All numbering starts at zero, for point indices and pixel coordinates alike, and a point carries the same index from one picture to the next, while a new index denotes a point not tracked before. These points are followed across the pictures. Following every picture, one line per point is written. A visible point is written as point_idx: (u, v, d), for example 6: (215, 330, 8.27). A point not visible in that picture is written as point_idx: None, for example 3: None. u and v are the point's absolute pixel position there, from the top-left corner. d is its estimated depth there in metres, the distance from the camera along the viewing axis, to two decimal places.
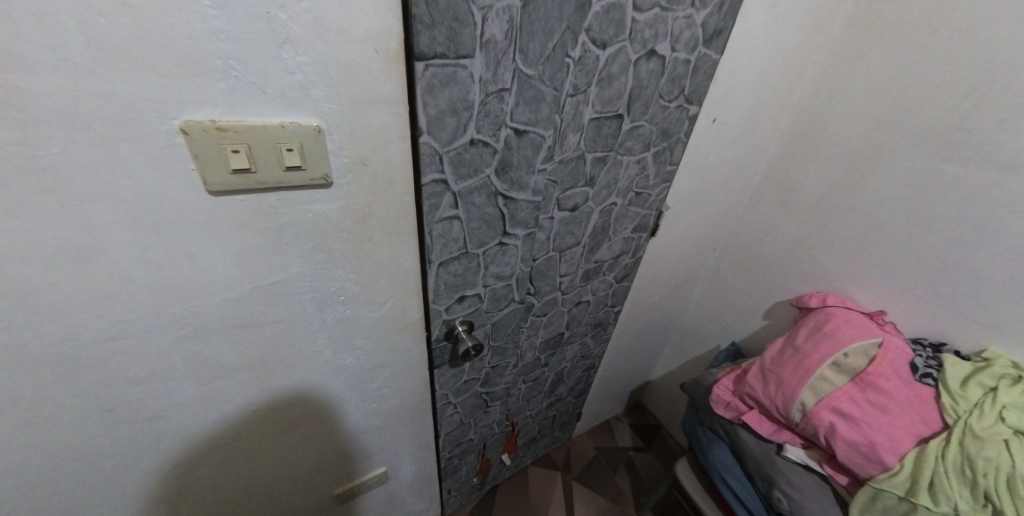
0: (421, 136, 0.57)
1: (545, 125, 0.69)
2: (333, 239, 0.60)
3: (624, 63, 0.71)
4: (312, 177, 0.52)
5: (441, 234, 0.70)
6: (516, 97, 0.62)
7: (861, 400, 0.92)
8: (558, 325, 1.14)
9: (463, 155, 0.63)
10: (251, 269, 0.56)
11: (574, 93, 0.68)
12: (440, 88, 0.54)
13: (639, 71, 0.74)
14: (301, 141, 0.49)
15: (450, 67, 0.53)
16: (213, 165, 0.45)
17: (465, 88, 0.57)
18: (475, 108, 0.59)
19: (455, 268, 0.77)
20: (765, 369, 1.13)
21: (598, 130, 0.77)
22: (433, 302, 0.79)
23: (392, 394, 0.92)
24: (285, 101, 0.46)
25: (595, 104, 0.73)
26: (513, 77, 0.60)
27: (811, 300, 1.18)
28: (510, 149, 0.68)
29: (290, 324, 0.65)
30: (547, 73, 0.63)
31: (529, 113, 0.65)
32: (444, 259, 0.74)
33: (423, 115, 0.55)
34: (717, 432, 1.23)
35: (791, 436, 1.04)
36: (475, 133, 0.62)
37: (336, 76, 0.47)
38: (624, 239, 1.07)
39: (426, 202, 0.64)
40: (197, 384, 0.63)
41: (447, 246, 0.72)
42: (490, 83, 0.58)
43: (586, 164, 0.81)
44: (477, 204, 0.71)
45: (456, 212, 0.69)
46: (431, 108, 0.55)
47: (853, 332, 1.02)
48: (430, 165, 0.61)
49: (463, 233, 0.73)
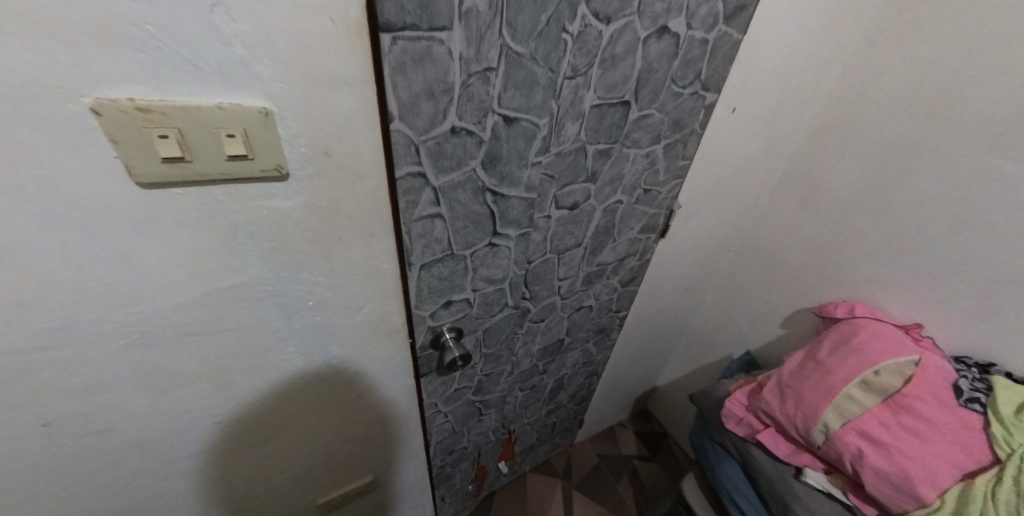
0: (393, 121, 0.50)
1: (539, 113, 0.61)
2: (296, 239, 0.54)
3: (631, 42, 0.62)
4: (262, 168, 0.45)
5: (422, 234, 0.63)
6: (504, 80, 0.54)
7: (892, 425, 0.83)
8: (557, 331, 1.06)
9: (442, 146, 0.56)
10: (201, 271, 0.50)
11: (573, 75, 0.60)
12: (412, 67, 0.47)
13: (649, 51, 0.65)
14: (246, 126, 0.42)
15: (423, 40, 0.46)
16: (139, 152, 0.39)
17: (443, 66, 0.49)
18: (455, 91, 0.52)
19: (439, 271, 0.70)
20: (783, 384, 1.04)
21: (600, 119, 0.69)
22: (416, 307, 0.73)
23: (376, 404, 0.86)
24: (223, 78, 0.39)
25: (597, 89, 0.64)
26: (500, 55, 0.52)
27: (837, 310, 1.08)
28: (499, 139, 0.60)
29: (253, 330, 0.59)
30: (541, 51, 0.55)
31: (520, 98, 0.58)
32: (425, 261, 0.67)
33: (393, 99, 0.48)
34: (727, 448, 1.14)
35: (811, 459, 0.95)
36: (457, 119, 0.54)
37: (284, 50, 0.40)
38: (630, 241, 0.98)
39: (401, 198, 0.57)
40: (153, 394, 0.57)
41: (428, 247, 0.65)
42: (472, 62, 0.51)
43: (587, 157, 0.73)
44: (462, 201, 0.63)
45: (438, 210, 0.62)
46: (402, 91, 0.48)
47: (886, 348, 0.92)
48: (404, 156, 0.53)
49: (447, 233, 0.66)
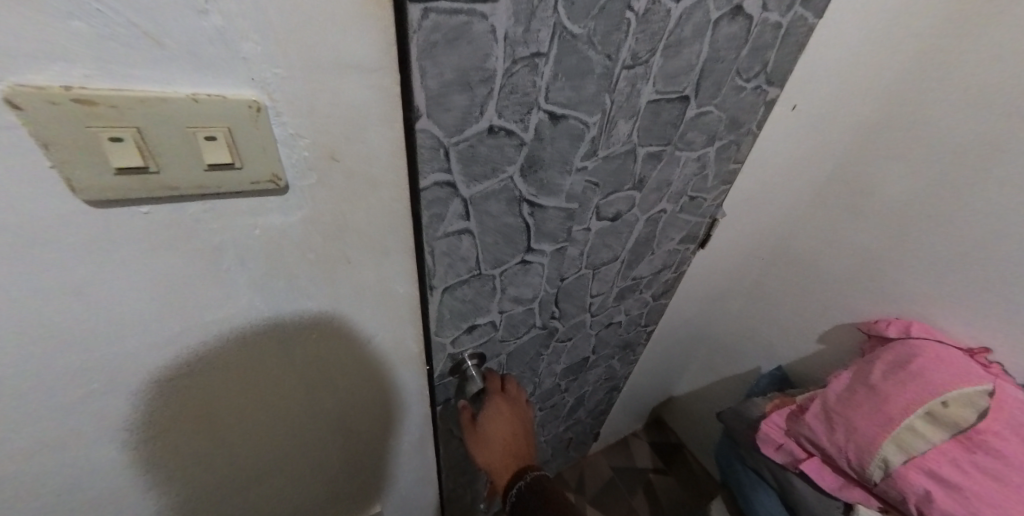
0: (418, 120, 0.40)
1: (590, 109, 0.50)
2: (295, 262, 0.44)
3: (701, 23, 0.51)
4: (252, 177, 0.35)
5: (447, 253, 0.53)
6: (555, 68, 0.44)
7: (967, 465, 0.73)
8: (583, 349, 0.97)
9: (476, 149, 0.45)
10: (177, 303, 0.40)
11: (633, 63, 0.49)
12: (445, 49, 0.36)
13: (718, 35, 0.54)
14: (230, 124, 0.32)
15: (462, 14, 0.35)
16: (82, 162, 0.28)
17: (483, 49, 0.38)
18: (496, 81, 0.42)
19: (463, 293, 0.60)
20: (829, 409, 0.93)
21: (655, 116, 0.58)
22: (436, 333, 0.63)
23: (387, 434, 0.77)
24: (198, 58, 0.29)
25: (656, 81, 0.54)
26: (553, 37, 0.41)
27: (889, 328, 0.96)
28: (542, 141, 0.50)
29: (245, 366, 0.50)
30: (600, 31, 0.44)
31: (570, 91, 0.47)
32: (449, 283, 0.57)
33: (421, 91, 0.38)
34: (762, 474, 1.07)
35: (864, 495, 0.86)
36: (495, 116, 0.44)
37: (281, 22, 0.30)
38: (668, 252, 0.88)
39: (425, 212, 0.47)
40: (125, 446, 0.47)
41: (453, 267, 0.56)
42: (518, 45, 0.40)
43: (636, 161, 0.62)
44: (494, 214, 0.53)
45: (466, 225, 0.52)
46: (432, 80, 0.38)
47: (952, 375, 0.82)
48: (430, 162, 0.43)
49: (475, 250, 0.56)
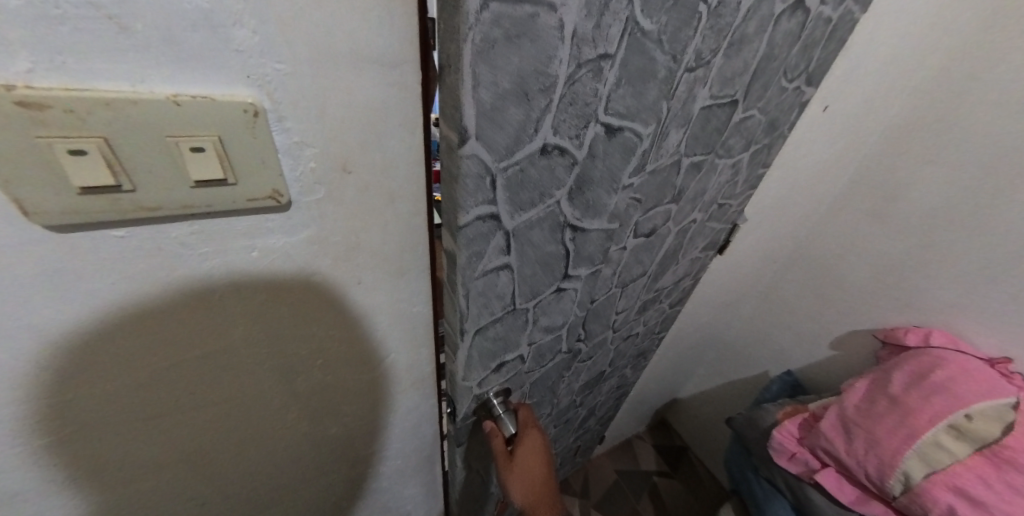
0: (466, 143, 0.30)
1: (646, 119, 0.44)
2: (302, 285, 0.38)
3: (763, 19, 0.46)
4: (250, 195, 0.29)
5: (483, 294, 0.44)
6: (617, 72, 0.37)
7: (996, 483, 0.70)
8: (601, 363, 0.93)
9: (526, 172, 0.37)
10: (161, 341, 0.34)
11: (695, 64, 0.44)
12: (507, 46, 0.27)
13: (776, 33, 0.50)
14: (222, 133, 0.26)
15: (527, 2, 0.26)
16: (34, 178, 0.22)
17: (550, 49, 0.30)
18: (558, 90, 0.34)
19: (495, 331, 0.53)
20: (846, 420, 0.90)
21: (703, 124, 0.53)
22: (463, 378, 0.55)
23: (396, 458, 0.71)
24: (179, 49, 0.23)
25: (710, 85, 0.49)
26: (621, 36, 0.35)
27: (908, 337, 0.93)
28: (593, 157, 0.43)
29: (241, 403, 0.43)
30: (667, 30, 0.38)
31: (628, 99, 0.41)
32: (482, 325, 0.49)
33: (472, 104, 0.28)
34: (776, 485, 1.04)
35: (881, 508, 0.84)
36: (550, 133, 0.36)
37: (285, 3, 0.24)
38: (691, 261, 0.84)
39: (465, 252, 0.38)
40: (101, 502, 0.40)
41: (487, 307, 0.48)
42: (586, 45, 0.32)
43: (678, 173, 0.57)
44: (536, 243, 0.46)
45: (507, 258, 0.44)
46: (484, 90, 0.28)
47: (976, 388, 0.79)
48: (474, 194, 0.34)
49: (512, 284, 0.48)
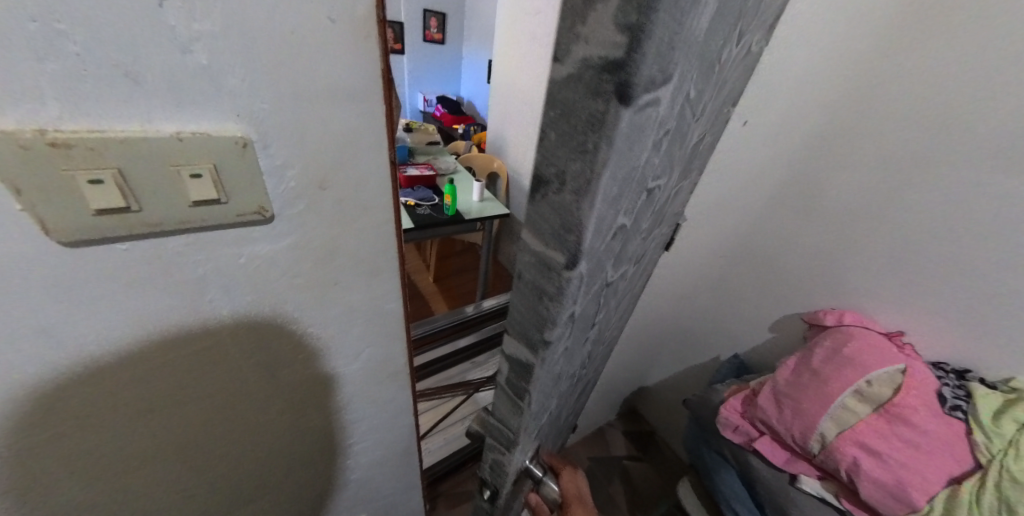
0: (575, 263, 0.31)
1: (667, 176, 0.50)
2: (283, 287, 0.43)
3: (737, 59, 0.54)
4: (239, 211, 0.34)
5: (548, 371, 0.46)
6: (667, 150, 0.41)
7: (890, 435, 0.81)
8: (592, 370, 1.01)
9: (602, 261, 0.39)
10: (155, 340, 0.38)
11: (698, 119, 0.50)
12: (625, 167, 0.28)
13: (738, 68, 0.58)
14: (216, 160, 0.31)
15: (649, 123, 0.27)
16: (57, 203, 0.27)
17: (646, 152, 0.31)
18: (637, 184, 0.35)
19: (545, 393, 0.55)
20: (779, 392, 1.02)
21: (689, 159, 0.61)
22: (514, 441, 0.56)
23: (374, 448, 0.76)
24: (181, 96, 0.28)
25: (701, 129, 0.55)
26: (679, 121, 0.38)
27: (827, 318, 1.06)
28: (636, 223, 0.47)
29: (227, 397, 0.47)
30: (699, 100, 0.43)
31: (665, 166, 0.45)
32: (539, 395, 0.51)
33: (590, 229, 0.29)
34: (724, 455, 1.17)
35: (807, 466, 0.96)
36: (623, 222, 0.38)
37: (270, 56, 0.30)
38: (654, 262, 0.94)
39: (547, 344, 0.39)
40: (93, 496, 0.43)
41: (546, 380, 0.49)
42: (662, 138, 0.35)
43: (668, 204, 0.65)
44: (588, 311, 0.49)
45: (569, 335, 0.46)
46: (599, 213, 0.29)
47: (879, 357, 0.91)
48: (570, 297, 0.35)
49: (566, 351, 0.51)
